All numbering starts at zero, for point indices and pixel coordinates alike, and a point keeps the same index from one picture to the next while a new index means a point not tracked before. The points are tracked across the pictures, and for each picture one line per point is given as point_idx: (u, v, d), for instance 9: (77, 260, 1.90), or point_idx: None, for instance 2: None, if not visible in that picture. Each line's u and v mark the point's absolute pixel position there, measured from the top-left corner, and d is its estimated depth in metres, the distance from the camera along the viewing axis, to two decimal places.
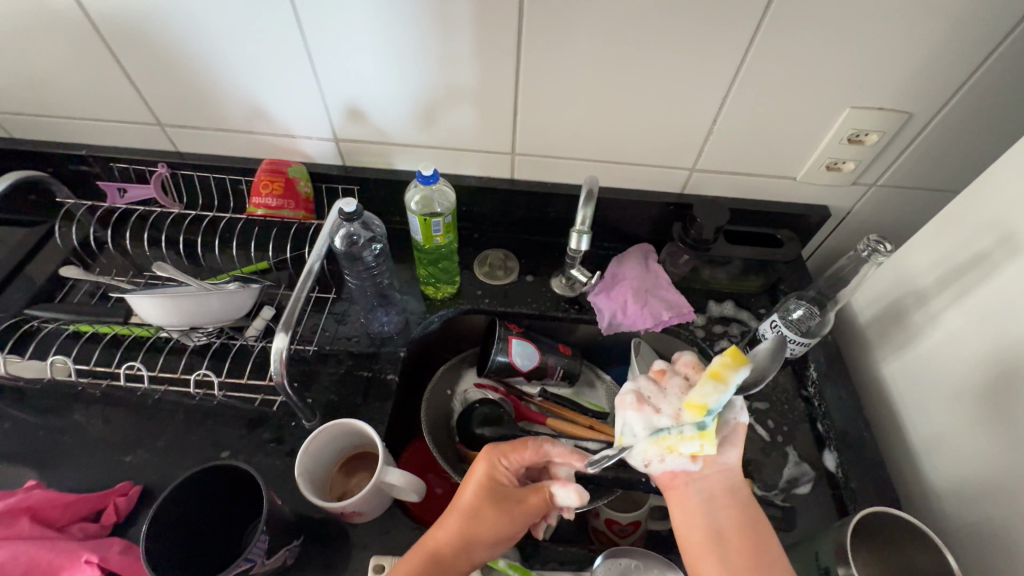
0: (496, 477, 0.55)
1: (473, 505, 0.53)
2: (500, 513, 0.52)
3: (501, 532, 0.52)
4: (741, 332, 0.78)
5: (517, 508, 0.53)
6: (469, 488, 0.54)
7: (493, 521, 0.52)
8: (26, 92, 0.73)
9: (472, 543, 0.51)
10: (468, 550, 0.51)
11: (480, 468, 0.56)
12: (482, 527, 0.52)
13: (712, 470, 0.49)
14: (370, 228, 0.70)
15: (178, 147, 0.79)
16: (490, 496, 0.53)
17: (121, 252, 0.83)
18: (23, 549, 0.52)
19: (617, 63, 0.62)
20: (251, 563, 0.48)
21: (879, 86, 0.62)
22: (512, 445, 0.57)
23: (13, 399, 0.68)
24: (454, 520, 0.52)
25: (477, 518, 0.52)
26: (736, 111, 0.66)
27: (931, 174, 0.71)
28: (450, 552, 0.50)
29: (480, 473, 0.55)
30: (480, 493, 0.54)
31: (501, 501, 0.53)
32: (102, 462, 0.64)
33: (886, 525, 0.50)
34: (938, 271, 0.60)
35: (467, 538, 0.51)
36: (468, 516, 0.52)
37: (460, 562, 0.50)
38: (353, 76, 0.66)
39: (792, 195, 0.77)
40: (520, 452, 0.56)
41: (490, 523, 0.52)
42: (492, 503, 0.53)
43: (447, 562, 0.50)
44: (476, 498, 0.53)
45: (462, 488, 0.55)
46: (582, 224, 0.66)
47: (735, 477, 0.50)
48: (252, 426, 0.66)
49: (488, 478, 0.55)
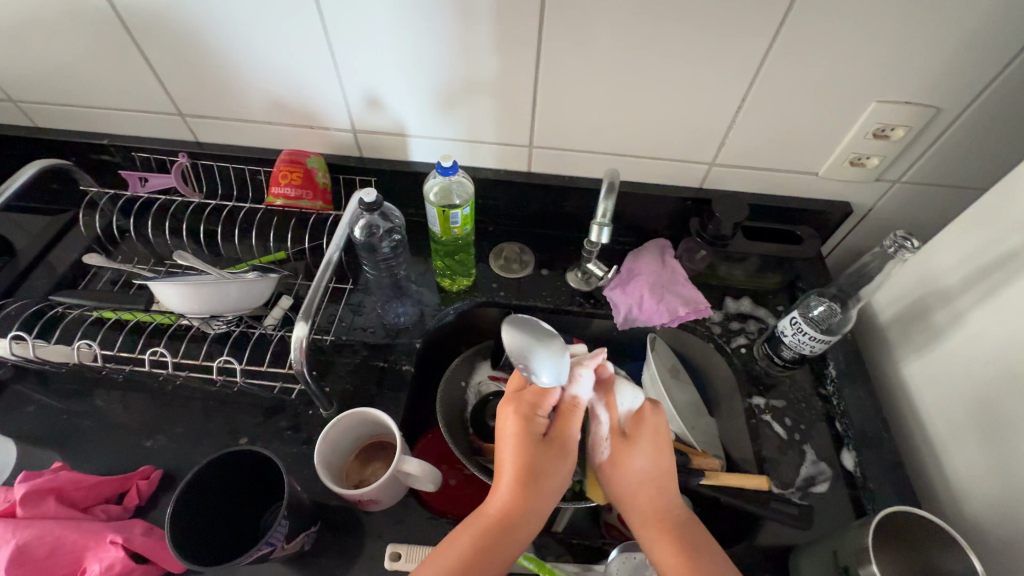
0: (536, 427, 0.54)
1: (526, 461, 0.52)
2: (551, 460, 0.53)
3: (557, 477, 0.53)
4: (758, 329, 0.77)
5: (563, 452, 0.54)
6: (513, 447, 0.53)
7: (547, 472, 0.53)
8: (50, 82, 0.74)
9: (534, 499, 0.51)
10: (531, 507, 0.51)
11: (514, 420, 0.55)
12: (541, 478, 0.52)
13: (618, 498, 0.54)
14: (389, 219, 0.69)
15: (197, 137, 0.80)
16: (537, 449, 0.53)
17: (143, 241, 0.85)
18: (49, 528, 0.53)
19: (637, 55, 0.61)
20: (271, 547, 0.49)
21: (905, 80, 0.61)
22: (535, 388, 0.57)
23: (38, 383, 0.70)
24: (509, 482, 0.51)
25: (533, 474, 0.52)
26: (760, 103, 0.65)
27: (959, 172, 0.70)
28: (517, 513, 0.50)
29: (519, 427, 0.54)
30: (528, 448, 0.53)
31: (547, 447, 0.54)
32: (124, 446, 0.65)
33: (911, 526, 0.49)
34: (965, 268, 0.58)
35: (530, 496, 0.51)
36: (524, 474, 0.52)
37: (528, 520, 0.50)
38: (373, 67, 0.66)
39: (813, 191, 0.76)
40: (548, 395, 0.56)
41: (545, 476, 0.52)
42: (542, 455, 0.53)
43: (514, 525, 0.49)
44: (524, 452, 0.53)
45: (504, 449, 0.54)
46: (603, 217, 0.65)
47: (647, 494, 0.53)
48: (270, 413, 0.67)
49: (526, 429, 0.54)
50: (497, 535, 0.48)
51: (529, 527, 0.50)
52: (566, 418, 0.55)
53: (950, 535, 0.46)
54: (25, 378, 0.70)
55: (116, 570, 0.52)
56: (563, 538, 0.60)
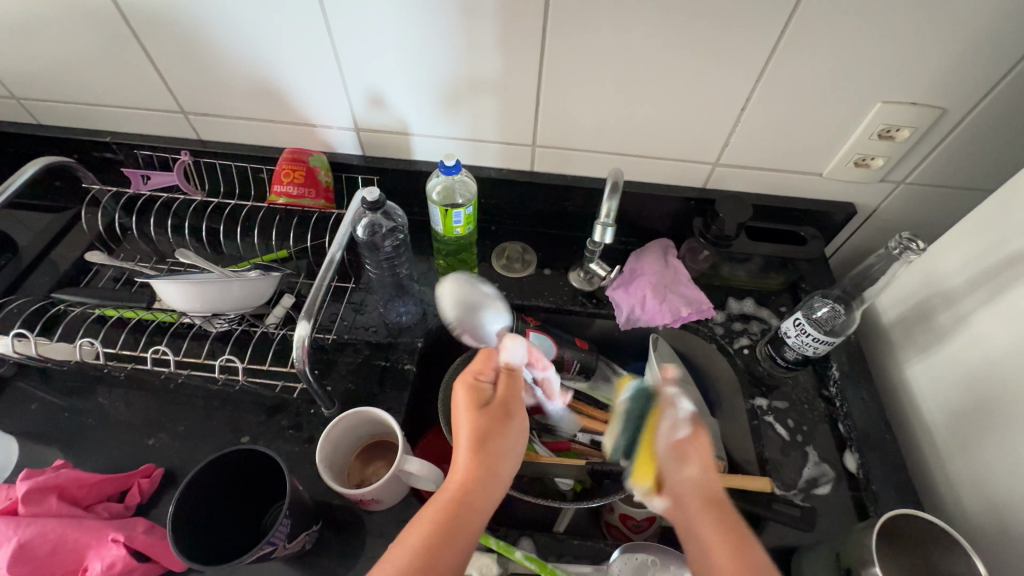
0: (483, 394, 0.50)
1: (478, 428, 0.47)
2: (503, 425, 0.48)
3: (512, 442, 0.48)
4: (761, 330, 0.77)
5: (517, 415, 0.50)
6: (463, 419, 0.49)
7: (502, 438, 0.48)
8: (52, 79, 0.74)
9: (493, 466, 0.46)
10: (489, 476, 0.45)
11: (461, 392, 0.51)
12: (496, 445, 0.47)
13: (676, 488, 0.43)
14: (392, 218, 0.70)
15: (200, 135, 0.80)
16: (488, 415, 0.48)
17: (145, 239, 0.84)
18: (51, 526, 0.53)
19: (642, 56, 0.61)
20: (273, 547, 0.49)
21: (911, 80, 0.60)
22: (483, 359, 0.54)
23: (40, 380, 0.70)
24: (464, 452, 0.46)
25: (487, 442, 0.46)
26: (764, 102, 0.64)
27: (964, 173, 0.69)
28: (475, 484, 0.44)
29: (465, 396, 0.50)
30: (479, 416, 0.48)
31: (498, 413, 0.49)
32: (127, 444, 0.65)
33: (913, 527, 0.49)
34: (969, 270, 0.58)
35: (486, 464, 0.45)
36: (479, 443, 0.46)
37: (489, 492, 0.44)
38: (375, 64, 0.66)
39: (817, 191, 0.76)
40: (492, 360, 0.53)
41: (501, 442, 0.47)
42: (494, 420, 0.48)
43: (474, 499, 0.43)
44: (475, 422, 0.48)
45: (455, 424, 0.49)
46: (606, 217, 0.65)
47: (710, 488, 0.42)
48: (272, 412, 0.67)
49: (474, 397, 0.49)
50: (456, 510, 0.42)
51: (491, 499, 0.44)
52: (507, 381, 0.52)
53: (952, 536, 0.46)
54: (28, 375, 0.70)
55: (117, 569, 0.52)
56: (565, 539, 0.60)
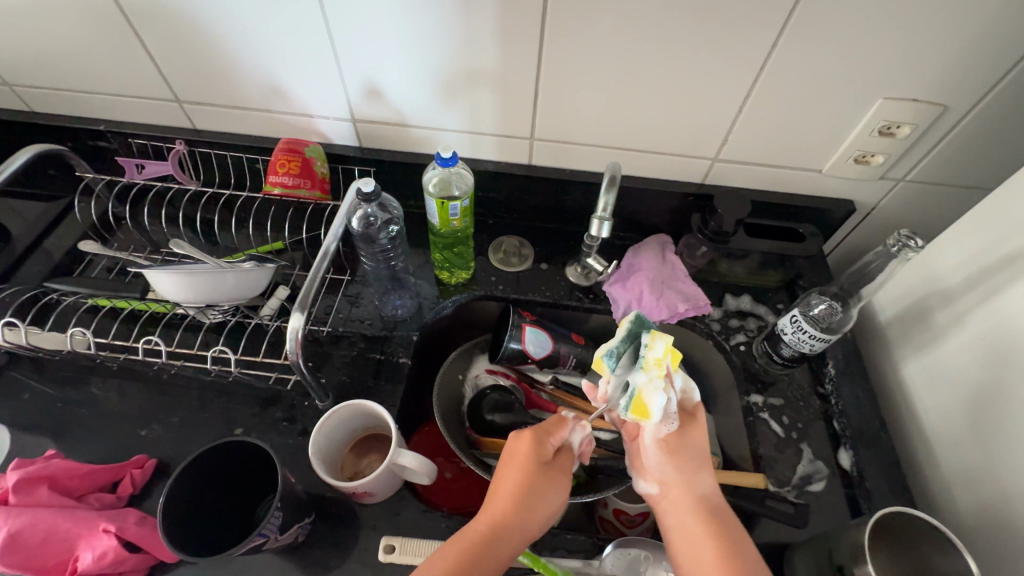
0: (542, 452, 0.52)
1: (520, 484, 0.50)
2: (549, 490, 0.51)
3: (550, 505, 0.51)
4: (757, 326, 0.77)
5: (561, 483, 0.52)
6: (509, 468, 0.51)
7: (541, 500, 0.50)
8: (45, 65, 0.73)
9: (525, 521, 0.49)
10: (517, 531, 0.48)
11: (525, 444, 0.52)
12: (535, 505, 0.49)
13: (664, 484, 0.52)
14: (386, 210, 0.68)
15: (195, 125, 0.79)
16: (534, 474, 0.50)
17: (139, 229, 0.84)
18: (42, 517, 0.53)
19: (640, 51, 0.61)
20: (264, 539, 0.49)
21: (913, 76, 0.59)
22: (556, 422, 0.55)
23: (31, 370, 0.70)
24: (503, 502, 0.49)
25: (529, 499, 0.49)
26: (764, 98, 0.64)
27: (964, 171, 0.69)
28: (503, 534, 0.47)
29: (523, 450, 0.52)
30: (527, 472, 0.50)
31: (548, 476, 0.51)
32: (119, 435, 0.65)
33: (893, 525, 0.50)
34: (967, 269, 0.58)
35: (518, 518, 0.48)
36: (517, 496, 0.49)
37: (509, 545, 0.47)
38: (372, 53, 0.65)
39: (816, 188, 0.76)
40: (563, 428, 0.54)
41: (537, 503, 0.50)
42: (539, 479, 0.50)
43: (496, 548, 0.46)
44: (525, 477, 0.50)
45: (502, 469, 0.52)
46: (604, 211, 0.64)
47: (697, 486, 0.50)
48: (265, 404, 0.67)
49: (534, 453, 0.52)
50: (480, 555, 0.46)
51: (510, 550, 0.47)
52: (561, 455, 0.54)
53: (929, 519, 0.47)
54: (19, 365, 0.70)
55: (108, 559, 0.51)
56: (558, 533, 0.60)
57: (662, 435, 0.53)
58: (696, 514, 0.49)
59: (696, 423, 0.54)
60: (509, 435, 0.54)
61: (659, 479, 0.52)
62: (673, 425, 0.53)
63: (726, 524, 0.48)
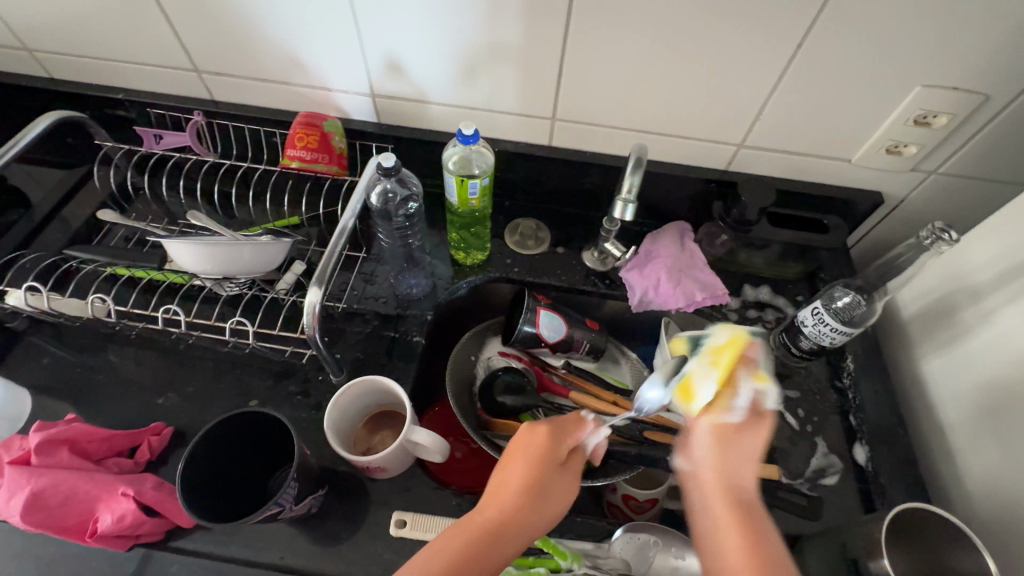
0: (557, 450, 0.52)
1: (532, 477, 0.49)
2: (559, 486, 0.50)
3: (559, 502, 0.50)
4: (775, 318, 0.76)
5: (572, 482, 0.52)
6: (519, 457, 0.51)
7: (551, 495, 0.50)
8: (63, 29, 0.72)
9: (535, 517, 0.48)
10: (526, 523, 0.47)
11: (541, 439, 0.52)
12: (545, 501, 0.49)
13: (702, 467, 0.45)
14: (406, 186, 0.68)
15: (214, 96, 0.78)
16: (545, 467, 0.50)
17: (157, 200, 0.84)
18: (62, 478, 0.54)
19: (669, 30, 0.59)
20: (280, 508, 0.50)
21: (956, 63, 0.57)
22: (573, 423, 0.55)
23: (51, 336, 0.71)
24: (513, 493, 0.48)
25: (540, 493, 0.49)
26: (796, 81, 0.62)
27: (999, 165, 0.66)
28: (509, 527, 0.46)
29: (538, 443, 0.51)
30: (539, 465, 0.50)
31: (559, 474, 0.51)
32: (136, 402, 0.66)
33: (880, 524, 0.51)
34: (999, 267, 0.56)
35: (528, 512, 0.47)
36: (527, 487, 0.49)
37: (517, 539, 0.46)
38: (395, 26, 0.64)
39: (844, 177, 0.74)
40: (581, 429, 0.55)
41: (548, 497, 0.49)
42: (550, 476, 0.50)
43: (506, 539, 0.46)
44: (536, 471, 0.50)
45: (514, 459, 0.51)
46: (628, 193, 0.62)
47: (737, 477, 0.44)
48: (281, 377, 0.67)
49: (548, 449, 0.51)
50: (486, 545, 0.44)
51: (515, 547, 0.46)
52: (575, 456, 0.53)
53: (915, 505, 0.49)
54: (39, 330, 0.71)
55: (127, 522, 0.52)
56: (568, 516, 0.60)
57: (722, 422, 0.45)
58: (727, 502, 0.43)
59: (762, 425, 0.45)
60: (522, 426, 0.54)
61: (699, 462, 0.45)
62: (740, 415, 0.45)
63: (755, 513, 0.42)
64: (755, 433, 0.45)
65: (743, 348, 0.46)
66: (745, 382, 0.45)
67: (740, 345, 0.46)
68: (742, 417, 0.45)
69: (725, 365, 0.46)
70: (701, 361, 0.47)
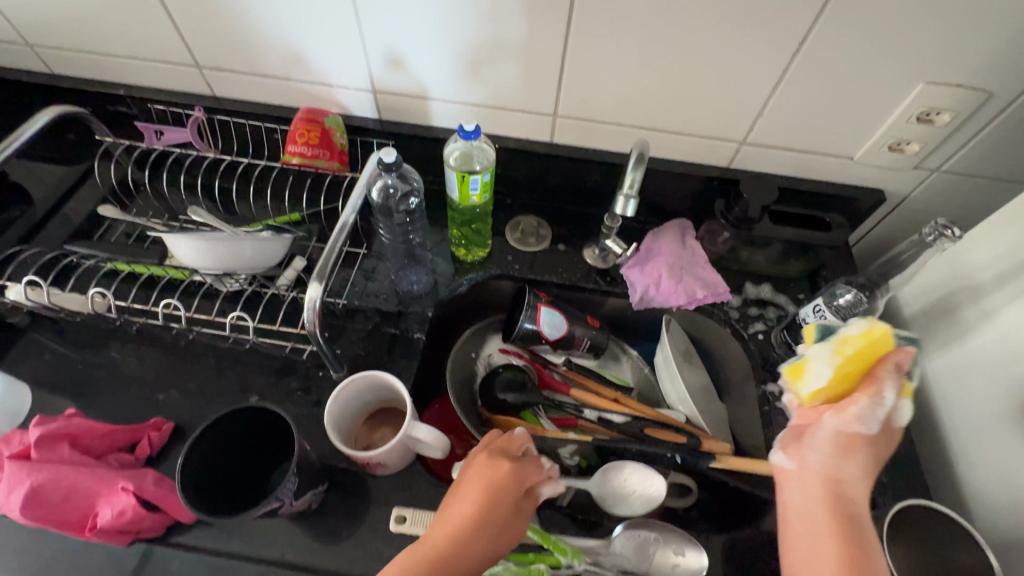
0: (509, 489, 0.50)
1: (478, 511, 0.47)
2: (503, 527, 0.48)
3: (501, 542, 0.47)
4: (777, 316, 0.75)
5: (519, 525, 0.49)
6: (473, 486, 0.49)
7: (495, 533, 0.47)
8: (63, 25, 0.72)
9: (472, 556, 0.45)
10: (463, 559, 0.45)
11: (494, 476, 0.50)
12: (486, 539, 0.46)
13: (816, 474, 0.44)
14: (407, 181, 0.68)
15: (214, 91, 0.78)
16: (493, 503, 0.48)
17: (157, 196, 0.84)
18: (62, 473, 0.54)
19: (672, 27, 0.58)
20: (280, 503, 0.50)
21: (960, 60, 0.57)
22: (531, 465, 0.53)
23: (51, 331, 0.71)
24: (456, 526, 0.47)
25: (481, 530, 0.47)
26: (798, 78, 0.62)
27: (1003, 163, 0.66)
28: (446, 560, 0.45)
29: (491, 478, 0.50)
30: (487, 501, 0.48)
31: (507, 513, 0.48)
32: (136, 398, 0.66)
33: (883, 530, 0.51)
34: (1001, 265, 0.56)
35: (465, 549, 0.45)
36: (472, 521, 0.47)
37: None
38: (396, 22, 0.63)
39: (846, 175, 0.73)
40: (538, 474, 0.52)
41: (491, 535, 0.47)
42: (497, 513, 0.48)
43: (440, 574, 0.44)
44: (482, 507, 0.48)
45: (465, 491, 0.49)
46: (630, 188, 0.62)
47: (850, 492, 0.43)
48: (281, 373, 0.67)
49: (498, 486, 0.49)
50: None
51: None
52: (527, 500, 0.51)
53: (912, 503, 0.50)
54: (39, 326, 0.71)
55: (127, 517, 0.52)
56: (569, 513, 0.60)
57: (852, 430, 0.45)
58: (834, 513, 0.42)
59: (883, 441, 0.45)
60: (481, 458, 0.52)
61: (811, 467, 0.45)
62: (872, 426, 0.45)
63: (864, 531, 0.42)
64: (877, 450, 0.45)
65: (881, 347, 0.46)
66: (887, 389, 0.45)
67: (874, 344, 0.46)
68: (873, 431, 0.45)
69: (851, 359, 0.46)
70: (826, 350, 0.47)
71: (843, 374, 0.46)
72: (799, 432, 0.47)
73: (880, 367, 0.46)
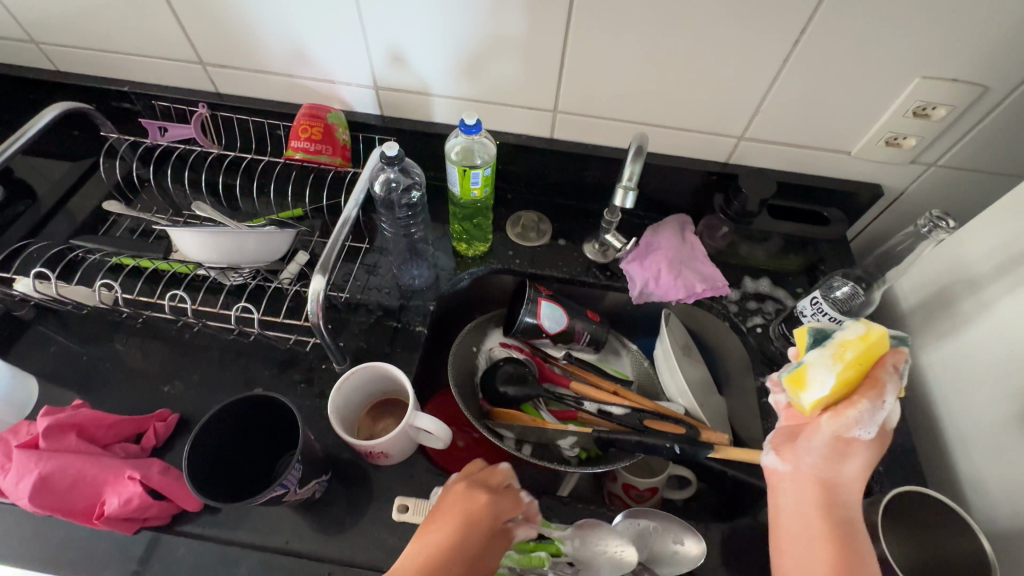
0: (485, 521, 0.49)
1: (453, 537, 0.47)
2: (477, 557, 0.47)
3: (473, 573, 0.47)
4: (775, 309, 0.76)
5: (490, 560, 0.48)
6: (450, 513, 0.49)
7: (468, 560, 0.47)
8: (68, 22, 0.73)
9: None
10: None
11: (472, 506, 0.50)
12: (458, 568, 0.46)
13: (810, 477, 0.45)
14: (409, 175, 0.68)
15: (218, 88, 0.79)
16: (468, 532, 0.48)
17: (161, 192, 0.84)
18: (69, 462, 0.54)
19: (670, 23, 0.59)
20: (285, 490, 0.50)
21: (955, 55, 0.58)
22: (510, 501, 0.52)
23: (57, 325, 0.71)
24: (432, 551, 0.46)
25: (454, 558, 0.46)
26: (795, 73, 0.62)
27: (999, 157, 0.67)
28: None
29: (468, 507, 0.50)
30: (462, 528, 0.48)
31: (481, 544, 0.48)
32: (142, 390, 0.67)
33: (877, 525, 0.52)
34: (997, 257, 0.57)
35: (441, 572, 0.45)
36: (447, 547, 0.46)
37: None
38: (398, 19, 0.64)
39: (844, 170, 0.74)
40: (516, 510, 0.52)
41: (465, 562, 0.46)
42: (472, 541, 0.47)
43: None
44: (458, 536, 0.47)
45: (441, 517, 0.49)
46: (629, 180, 0.62)
47: (844, 495, 0.44)
48: (285, 365, 0.68)
49: (476, 518, 0.49)
50: None
51: None
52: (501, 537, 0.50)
53: (902, 491, 0.50)
54: (46, 319, 0.72)
55: (133, 505, 0.53)
56: (570, 502, 0.61)
57: (849, 434, 0.44)
58: (828, 517, 0.43)
59: (881, 444, 0.45)
60: (461, 488, 0.52)
61: (804, 469, 0.45)
62: (870, 431, 0.44)
63: (855, 535, 0.43)
64: (873, 452, 0.45)
65: (879, 348, 0.45)
66: (887, 390, 0.44)
67: (873, 345, 0.45)
68: (872, 434, 0.44)
69: (851, 363, 0.44)
70: (825, 354, 0.45)
71: (844, 380, 0.44)
72: (793, 433, 0.48)
73: (876, 368, 0.45)
